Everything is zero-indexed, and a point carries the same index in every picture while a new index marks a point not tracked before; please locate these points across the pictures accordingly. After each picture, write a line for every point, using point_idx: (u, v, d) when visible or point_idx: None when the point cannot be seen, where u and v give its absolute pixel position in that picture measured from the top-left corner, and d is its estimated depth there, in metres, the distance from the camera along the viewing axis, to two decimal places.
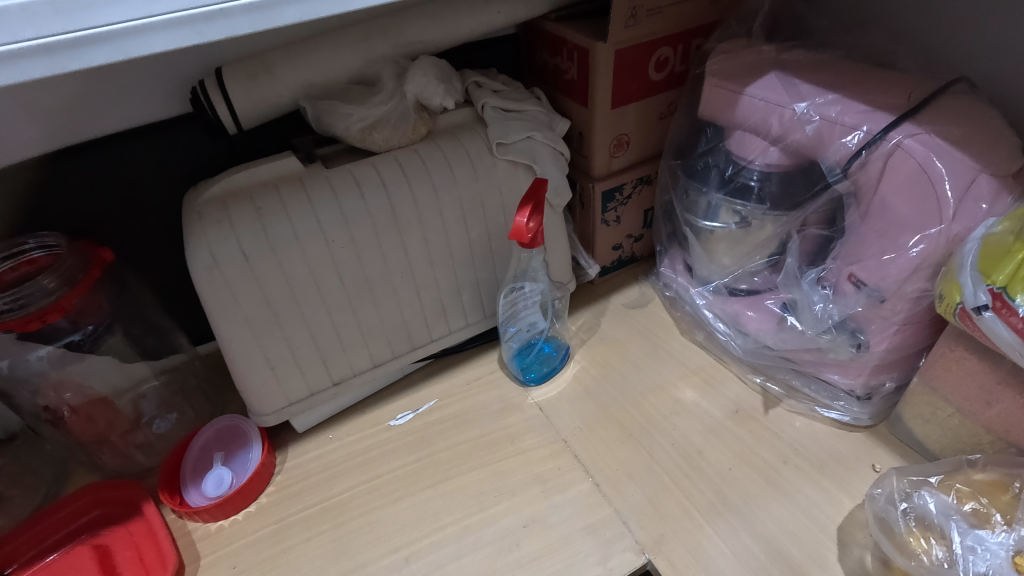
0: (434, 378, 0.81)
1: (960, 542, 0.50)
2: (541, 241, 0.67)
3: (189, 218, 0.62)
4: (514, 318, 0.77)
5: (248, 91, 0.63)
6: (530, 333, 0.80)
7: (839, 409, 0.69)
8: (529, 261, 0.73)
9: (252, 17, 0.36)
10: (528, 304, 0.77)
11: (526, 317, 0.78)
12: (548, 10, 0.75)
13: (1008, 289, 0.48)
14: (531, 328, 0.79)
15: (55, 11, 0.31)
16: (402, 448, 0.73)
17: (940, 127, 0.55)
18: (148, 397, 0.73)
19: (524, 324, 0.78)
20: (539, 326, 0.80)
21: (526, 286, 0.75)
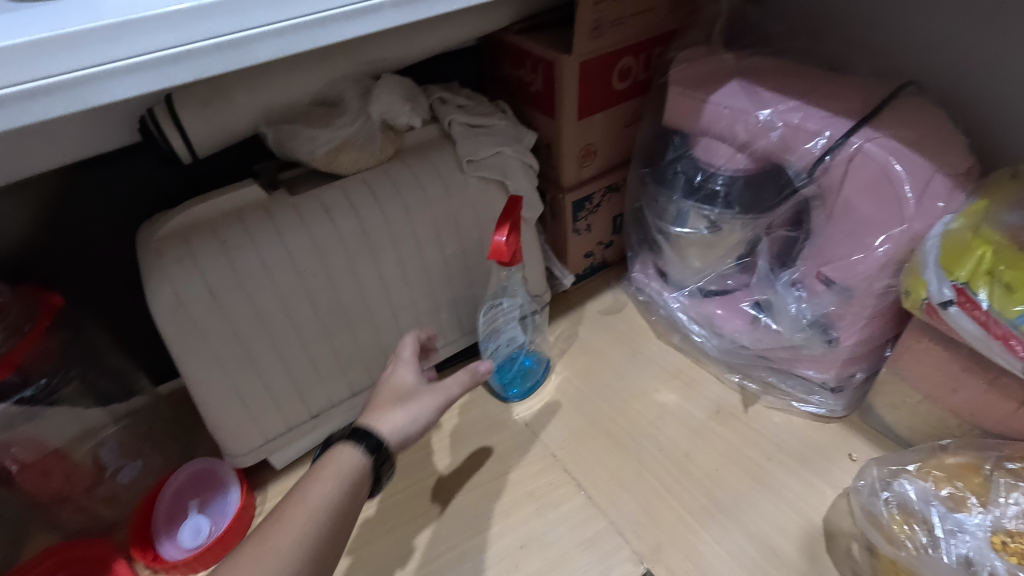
0: None
1: (941, 527, 0.52)
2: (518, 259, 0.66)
3: (147, 256, 0.58)
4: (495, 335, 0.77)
5: (203, 118, 0.59)
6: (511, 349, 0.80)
7: (816, 403, 0.72)
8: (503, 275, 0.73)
9: (222, 56, 0.34)
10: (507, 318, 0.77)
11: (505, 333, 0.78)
12: (510, 22, 0.74)
13: (970, 284, 0.50)
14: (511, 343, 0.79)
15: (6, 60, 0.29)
16: None
17: (897, 130, 0.58)
18: (108, 445, 0.67)
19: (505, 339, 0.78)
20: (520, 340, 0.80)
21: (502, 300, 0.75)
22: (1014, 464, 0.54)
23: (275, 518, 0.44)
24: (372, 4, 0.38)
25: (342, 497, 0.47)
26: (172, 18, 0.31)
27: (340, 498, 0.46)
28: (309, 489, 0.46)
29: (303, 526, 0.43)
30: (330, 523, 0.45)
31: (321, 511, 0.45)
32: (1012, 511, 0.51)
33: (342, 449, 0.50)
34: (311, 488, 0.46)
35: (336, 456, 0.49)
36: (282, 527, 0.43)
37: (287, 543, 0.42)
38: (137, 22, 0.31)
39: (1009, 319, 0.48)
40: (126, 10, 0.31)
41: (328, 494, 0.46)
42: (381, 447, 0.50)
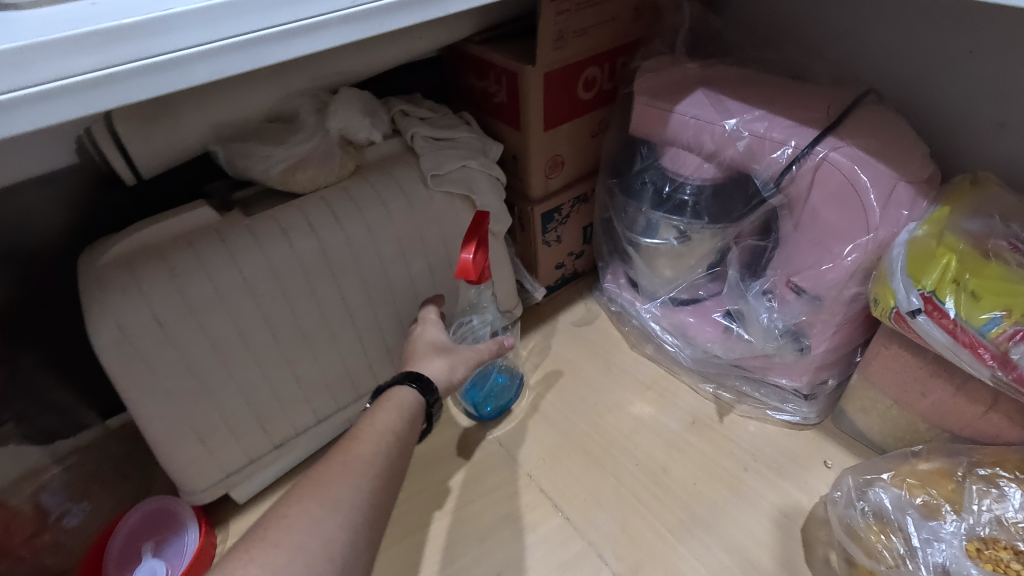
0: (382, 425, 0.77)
1: (917, 535, 0.52)
2: (484, 275, 0.64)
3: (87, 286, 0.54)
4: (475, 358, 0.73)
5: (145, 138, 0.55)
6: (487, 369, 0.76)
7: (790, 410, 0.72)
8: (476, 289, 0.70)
9: (152, 79, 0.30)
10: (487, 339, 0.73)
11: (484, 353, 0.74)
12: (472, 32, 0.72)
13: (937, 293, 0.50)
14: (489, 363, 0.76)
15: None
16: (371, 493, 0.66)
17: (860, 139, 0.58)
18: (51, 488, 0.63)
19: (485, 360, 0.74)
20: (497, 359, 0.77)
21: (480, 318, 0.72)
22: (986, 469, 0.54)
23: (351, 438, 0.47)
24: (320, 19, 0.34)
25: (407, 424, 0.51)
26: (88, 40, 0.28)
27: (404, 428, 0.50)
28: (376, 416, 0.50)
29: (379, 443, 0.47)
30: (398, 445, 0.48)
31: (391, 438, 0.48)
32: (985, 519, 0.52)
33: (396, 390, 0.54)
34: (376, 419, 0.50)
35: (394, 395, 0.54)
36: (363, 443, 0.46)
37: (370, 456, 0.45)
38: (48, 46, 0.27)
39: (975, 326, 0.48)
40: (36, 32, 0.28)
41: (393, 422, 0.50)
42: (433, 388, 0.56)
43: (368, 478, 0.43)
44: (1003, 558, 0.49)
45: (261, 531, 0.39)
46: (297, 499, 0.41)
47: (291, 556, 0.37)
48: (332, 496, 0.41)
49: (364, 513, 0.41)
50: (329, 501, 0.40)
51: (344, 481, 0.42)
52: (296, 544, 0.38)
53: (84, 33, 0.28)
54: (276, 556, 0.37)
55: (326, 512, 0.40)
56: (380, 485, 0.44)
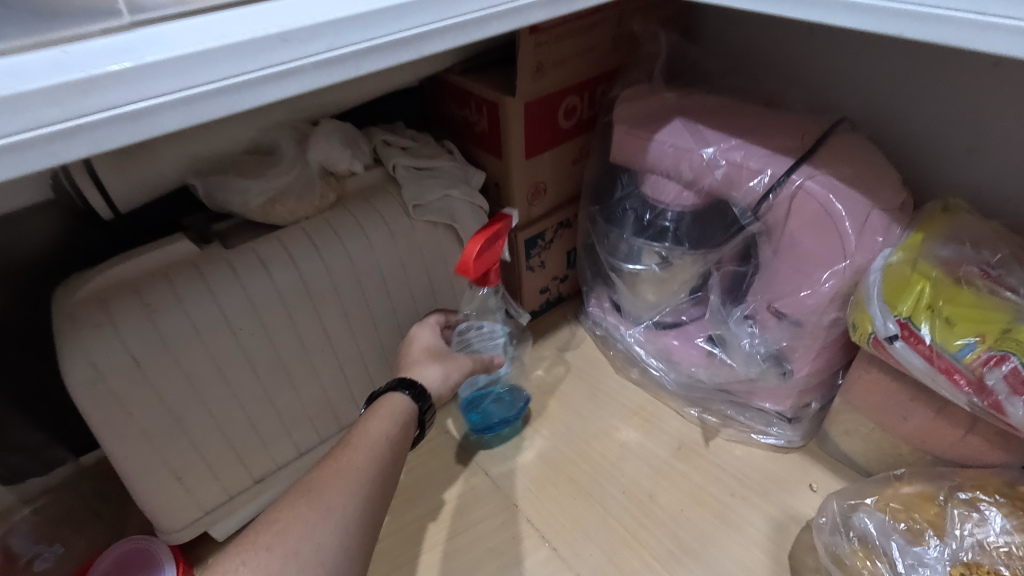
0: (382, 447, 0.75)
1: (901, 561, 0.52)
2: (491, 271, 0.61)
3: (59, 324, 0.53)
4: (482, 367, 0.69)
5: (122, 174, 0.56)
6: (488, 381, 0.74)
7: (775, 434, 0.72)
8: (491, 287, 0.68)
9: (122, 128, 0.30)
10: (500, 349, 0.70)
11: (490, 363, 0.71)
12: (452, 62, 0.73)
13: (912, 319, 0.51)
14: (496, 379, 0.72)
15: None
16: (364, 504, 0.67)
17: (834, 167, 0.59)
18: (20, 531, 0.62)
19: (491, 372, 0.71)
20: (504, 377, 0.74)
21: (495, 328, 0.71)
22: (966, 493, 0.54)
23: (346, 444, 0.48)
24: (294, 65, 0.33)
25: (403, 436, 0.51)
26: (59, 92, 0.28)
27: (398, 434, 0.51)
28: (370, 423, 0.50)
29: (375, 450, 0.47)
30: (393, 451, 0.49)
31: (387, 442, 0.49)
32: (968, 543, 0.51)
33: (391, 396, 0.53)
34: (370, 425, 0.50)
35: (390, 401, 0.53)
36: (356, 452, 0.47)
37: (365, 466, 0.46)
38: (15, 99, 0.27)
39: (951, 352, 0.49)
40: (4, 82, 0.27)
41: (388, 429, 0.50)
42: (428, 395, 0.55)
43: (365, 486, 0.44)
44: None
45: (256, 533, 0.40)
46: (293, 507, 0.42)
47: (284, 558, 0.38)
48: (325, 508, 0.42)
49: (359, 519, 0.42)
50: (321, 513, 0.41)
51: (339, 490, 0.43)
52: (289, 550, 0.39)
53: (55, 85, 0.27)
54: (271, 560, 0.38)
55: (321, 522, 0.41)
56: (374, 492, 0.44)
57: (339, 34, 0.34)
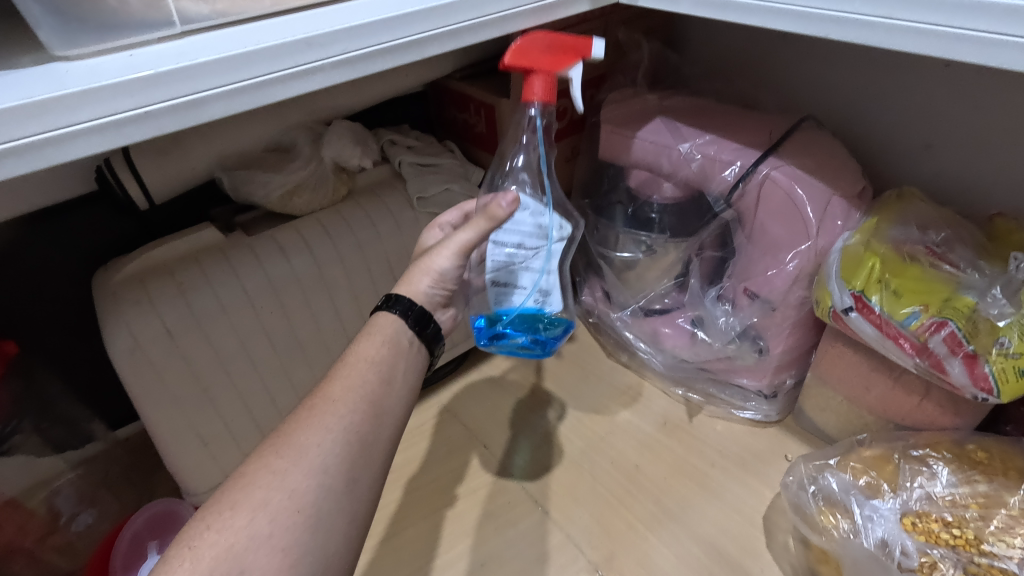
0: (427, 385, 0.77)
1: (860, 513, 0.57)
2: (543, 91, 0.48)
3: (102, 300, 0.59)
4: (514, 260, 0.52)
5: (159, 167, 0.63)
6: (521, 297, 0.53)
7: (752, 409, 0.77)
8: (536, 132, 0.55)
9: (178, 115, 0.36)
10: (530, 224, 0.52)
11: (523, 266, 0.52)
12: (453, 70, 0.80)
13: (865, 292, 0.57)
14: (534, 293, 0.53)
15: None
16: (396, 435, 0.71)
17: (797, 159, 0.65)
18: (63, 493, 0.68)
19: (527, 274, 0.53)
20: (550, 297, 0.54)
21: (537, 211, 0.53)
22: (918, 451, 0.60)
23: (333, 373, 0.44)
24: (315, 65, 0.40)
25: (401, 356, 0.47)
26: (130, 85, 0.34)
27: (389, 354, 0.46)
28: (357, 343, 0.46)
29: (359, 375, 0.43)
30: (380, 376, 0.44)
31: (376, 368, 0.44)
32: (918, 494, 0.57)
33: (379, 316, 0.48)
34: (354, 352, 0.45)
35: (379, 323, 0.47)
36: (336, 380, 0.43)
37: (347, 398, 0.42)
38: (97, 91, 0.33)
39: (897, 320, 0.55)
40: (87, 78, 0.34)
41: (377, 350, 0.46)
42: (424, 312, 0.49)
43: (348, 419, 0.41)
44: (934, 529, 0.54)
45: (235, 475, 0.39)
46: (272, 448, 0.40)
47: (250, 513, 0.37)
48: (299, 449, 0.39)
49: (341, 455, 0.40)
50: (294, 454, 0.39)
51: (315, 428, 0.40)
52: (256, 502, 0.37)
53: (126, 80, 0.34)
54: (234, 518, 0.36)
55: (297, 462, 0.39)
56: (365, 424, 0.42)
57: (353, 40, 0.41)
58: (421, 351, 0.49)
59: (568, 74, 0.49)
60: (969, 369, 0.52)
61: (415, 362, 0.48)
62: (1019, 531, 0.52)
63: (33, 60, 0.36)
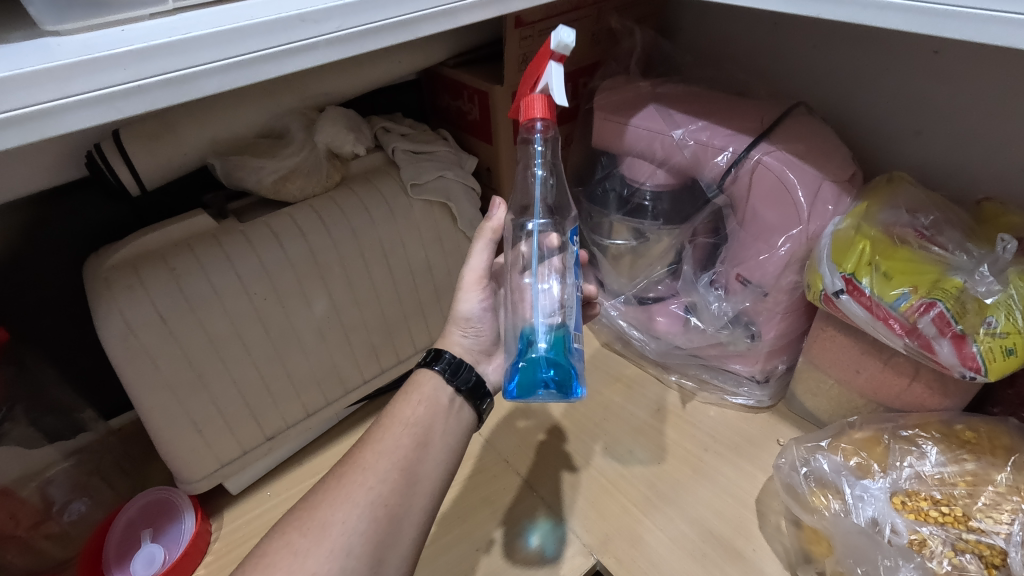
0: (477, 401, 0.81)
1: (850, 493, 0.58)
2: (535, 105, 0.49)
3: (94, 286, 0.59)
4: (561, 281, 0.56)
5: (150, 151, 0.62)
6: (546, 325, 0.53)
7: (744, 394, 0.78)
8: (533, 164, 0.56)
9: (172, 90, 0.36)
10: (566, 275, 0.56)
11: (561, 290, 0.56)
12: (446, 57, 0.80)
13: (856, 274, 0.58)
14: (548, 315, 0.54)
15: None
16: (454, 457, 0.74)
17: (789, 144, 0.65)
18: (57, 482, 0.66)
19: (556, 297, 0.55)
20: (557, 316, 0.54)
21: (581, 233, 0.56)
22: (907, 431, 0.61)
23: (366, 444, 0.52)
24: (310, 42, 0.40)
25: (437, 415, 0.54)
26: (124, 58, 0.34)
27: (426, 412, 0.54)
28: (396, 408, 0.54)
29: (392, 439, 0.51)
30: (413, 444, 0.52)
31: (410, 432, 0.52)
32: (907, 474, 0.58)
33: (423, 372, 0.57)
34: (392, 417, 0.53)
35: (421, 380, 0.56)
36: (364, 451, 0.51)
37: (377, 466, 0.49)
38: (91, 62, 0.33)
39: (888, 301, 0.55)
40: (81, 51, 0.34)
41: (412, 411, 0.53)
42: (460, 364, 0.56)
43: (371, 496, 0.48)
44: (923, 507, 0.55)
45: (262, 552, 0.45)
46: (298, 524, 0.47)
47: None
48: (323, 524, 0.46)
49: (360, 539, 0.46)
50: (317, 532, 0.46)
51: (343, 504, 0.47)
52: None
53: (121, 52, 0.34)
54: None
55: (320, 538, 0.45)
56: (392, 492, 0.49)
57: (347, 17, 0.41)
58: (462, 407, 0.56)
59: (545, 80, 0.47)
60: (957, 349, 0.53)
61: (454, 420, 0.55)
62: (1006, 508, 0.53)
63: (23, 35, 0.36)
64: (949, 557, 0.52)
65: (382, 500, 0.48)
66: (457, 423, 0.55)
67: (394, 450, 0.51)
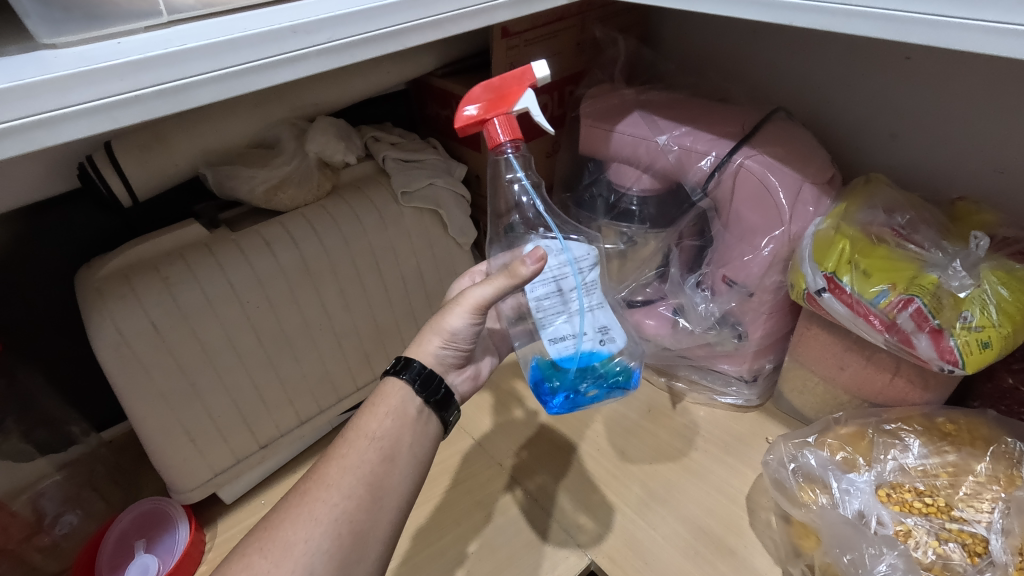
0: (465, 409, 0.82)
1: (837, 487, 0.59)
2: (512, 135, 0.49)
3: (87, 296, 0.59)
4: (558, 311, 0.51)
5: (142, 163, 0.63)
6: (591, 349, 0.52)
7: (733, 394, 0.79)
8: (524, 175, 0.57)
9: (167, 100, 0.37)
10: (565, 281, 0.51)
11: (569, 314, 0.52)
12: (434, 67, 0.82)
13: (836, 273, 0.59)
14: (600, 334, 0.52)
15: None
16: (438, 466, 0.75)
17: (769, 147, 0.67)
18: (48, 494, 0.66)
19: (553, 328, 0.51)
20: (612, 333, 0.53)
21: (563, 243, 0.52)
22: (891, 425, 0.63)
23: (332, 454, 0.50)
24: (301, 52, 0.41)
25: (404, 427, 0.51)
26: (120, 69, 0.35)
27: (395, 425, 0.51)
28: (359, 418, 0.51)
29: (357, 454, 0.49)
30: (385, 453, 0.50)
31: (376, 446, 0.49)
32: (892, 466, 0.60)
33: (389, 381, 0.53)
34: (361, 424, 0.51)
35: (388, 391, 0.53)
36: (332, 464, 0.48)
37: (342, 483, 0.47)
38: (87, 73, 0.34)
39: (868, 298, 0.57)
40: (78, 63, 0.34)
41: (379, 424, 0.50)
42: (431, 376, 0.53)
43: (339, 506, 0.46)
44: (907, 499, 0.56)
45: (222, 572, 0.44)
46: (259, 545, 0.45)
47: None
48: (284, 546, 0.45)
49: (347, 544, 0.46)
50: (278, 554, 0.44)
51: (304, 522, 0.45)
52: None
53: (116, 64, 0.35)
54: None
55: (282, 559, 0.44)
56: (358, 508, 0.47)
57: (338, 28, 0.42)
58: (430, 418, 0.53)
59: (523, 105, 0.48)
60: (935, 342, 0.54)
61: (422, 431, 0.52)
62: (986, 497, 0.56)
63: (18, 49, 0.37)
64: (934, 546, 0.53)
65: (347, 517, 0.46)
66: (424, 434, 0.52)
67: (362, 467, 0.48)
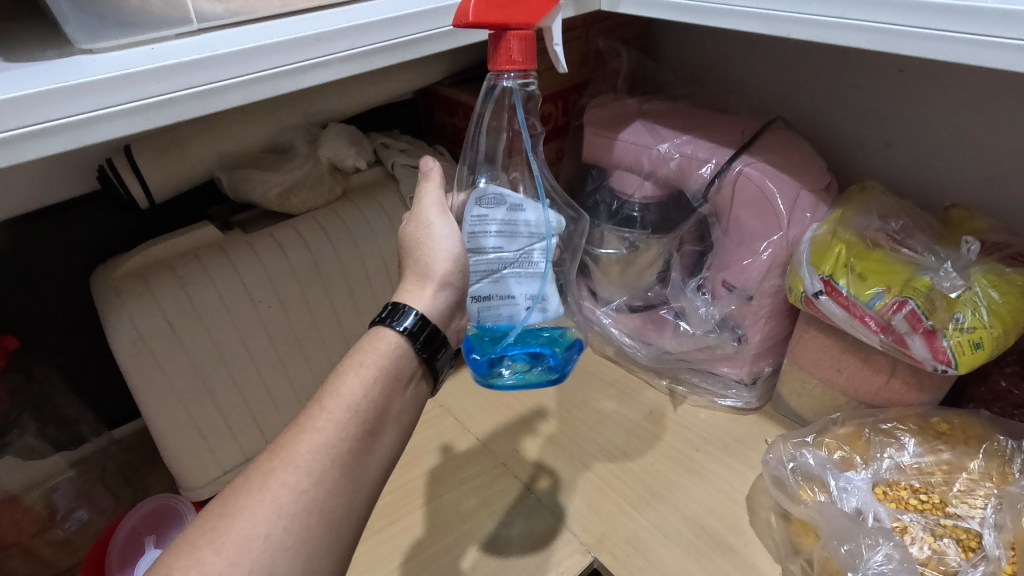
0: (469, 411, 0.83)
1: (835, 485, 0.60)
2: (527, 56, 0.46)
3: (104, 294, 0.61)
4: (495, 271, 0.51)
5: (160, 166, 0.65)
6: (523, 315, 0.52)
7: (732, 396, 0.80)
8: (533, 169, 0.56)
9: (199, 102, 0.39)
10: (525, 239, 0.51)
11: (509, 275, 0.51)
12: (443, 76, 0.84)
13: (833, 276, 0.61)
14: (534, 303, 0.52)
15: (20, 105, 0.33)
16: (443, 467, 0.76)
17: (767, 156, 0.70)
18: (61, 490, 0.67)
19: (483, 284, 0.51)
20: (549, 304, 0.53)
21: (520, 200, 0.50)
22: (887, 425, 0.64)
23: (303, 424, 0.42)
24: (325, 59, 0.43)
25: (392, 393, 0.45)
26: (156, 72, 0.37)
27: (383, 392, 0.44)
28: (341, 383, 0.43)
29: (335, 430, 0.41)
30: (368, 427, 0.43)
31: (358, 419, 0.42)
32: (888, 464, 0.61)
33: (384, 332, 0.46)
34: (340, 388, 0.43)
35: (381, 344, 0.45)
36: (303, 440, 0.40)
37: (313, 466, 0.40)
38: (126, 77, 0.36)
39: (864, 300, 0.59)
40: (117, 66, 0.36)
41: (363, 392, 0.43)
42: (436, 336, 0.47)
43: (309, 493, 0.39)
44: (903, 496, 0.58)
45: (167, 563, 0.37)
46: (211, 536, 0.37)
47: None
48: (242, 541, 0.37)
49: None
50: (235, 550, 0.37)
51: (264, 510, 0.38)
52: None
53: (153, 67, 0.37)
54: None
55: (238, 557, 0.36)
56: (329, 494, 0.40)
57: (359, 37, 0.44)
58: (422, 381, 0.47)
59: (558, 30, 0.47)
60: (928, 343, 0.56)
61: (410, 399, 0.46)
62: (979, 493, 0.57)
63: (56, 54, 0.39)
64: (929, 542, 0.55)
65: (316, 505, 0.39)
66: (414, 400, 0.47)
67: (338, 445, 0.41)
